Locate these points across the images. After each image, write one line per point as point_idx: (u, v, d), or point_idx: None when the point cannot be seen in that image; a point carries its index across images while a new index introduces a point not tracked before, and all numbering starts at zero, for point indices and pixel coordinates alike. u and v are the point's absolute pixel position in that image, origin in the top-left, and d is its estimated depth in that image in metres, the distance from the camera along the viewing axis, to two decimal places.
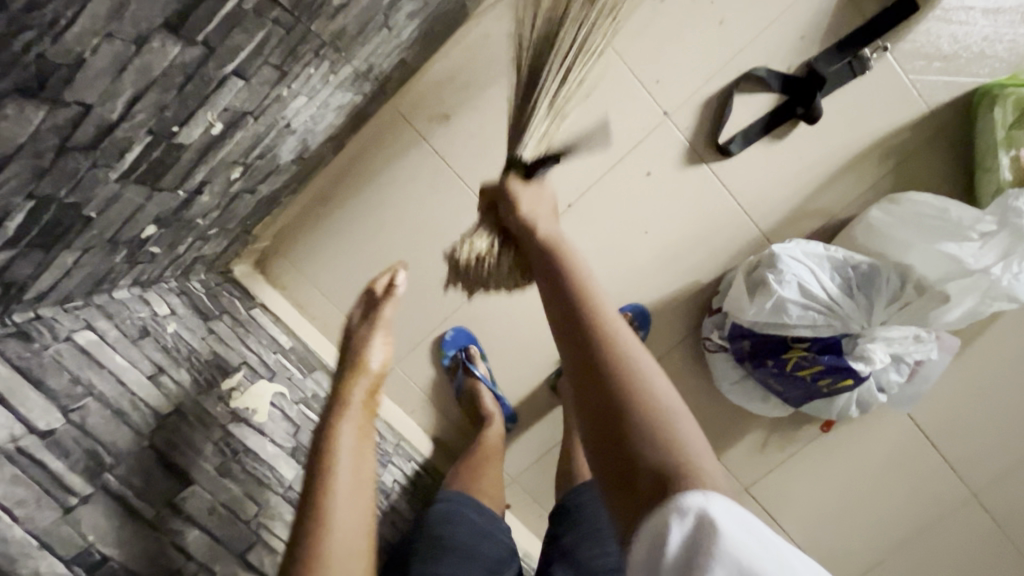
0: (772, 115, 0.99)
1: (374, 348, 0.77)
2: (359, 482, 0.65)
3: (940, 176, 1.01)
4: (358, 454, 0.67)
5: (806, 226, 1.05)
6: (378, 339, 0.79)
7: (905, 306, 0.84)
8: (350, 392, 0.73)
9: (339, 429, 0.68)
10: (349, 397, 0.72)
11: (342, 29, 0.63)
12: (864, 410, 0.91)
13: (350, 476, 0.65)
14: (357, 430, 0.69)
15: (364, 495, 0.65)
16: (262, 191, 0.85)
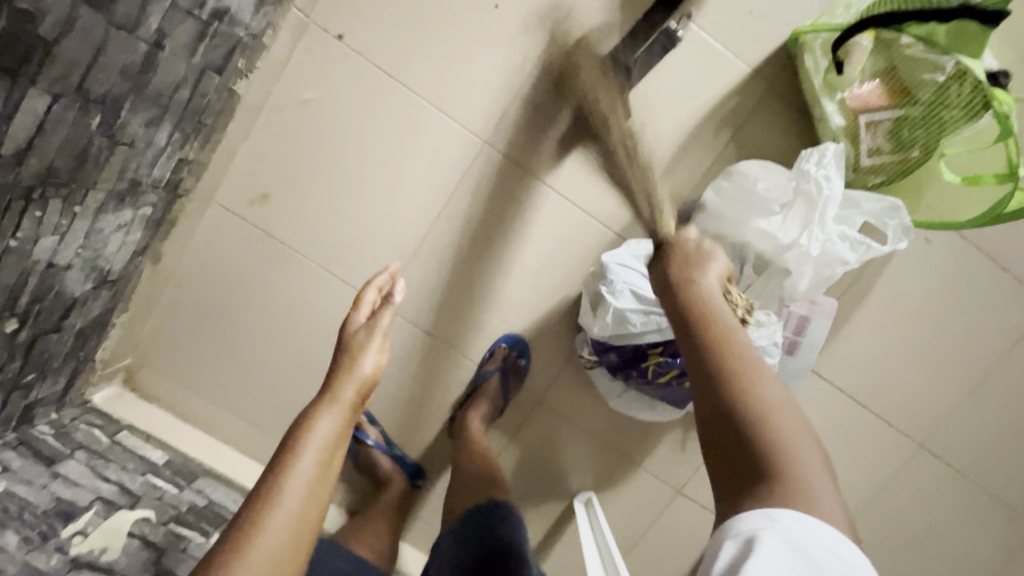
0: None
1: (368, 351, 0.81)
2: (329, 461, 0.73)
3: (778, 133, 0.96)
4: (330, 443, 0.74)
5: (660, 215, 1.00)
6: (373, 344, 0.82)
7: (744, 289, 0.79)
8: (341, 388, 0.78)
9: (314, 424, 0.74)
10: (339, 393, 0.78)
11: (49, 168, 0.62)
12: None
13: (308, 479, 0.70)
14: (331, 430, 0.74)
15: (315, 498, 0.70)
16: (75, 324, 0.83)
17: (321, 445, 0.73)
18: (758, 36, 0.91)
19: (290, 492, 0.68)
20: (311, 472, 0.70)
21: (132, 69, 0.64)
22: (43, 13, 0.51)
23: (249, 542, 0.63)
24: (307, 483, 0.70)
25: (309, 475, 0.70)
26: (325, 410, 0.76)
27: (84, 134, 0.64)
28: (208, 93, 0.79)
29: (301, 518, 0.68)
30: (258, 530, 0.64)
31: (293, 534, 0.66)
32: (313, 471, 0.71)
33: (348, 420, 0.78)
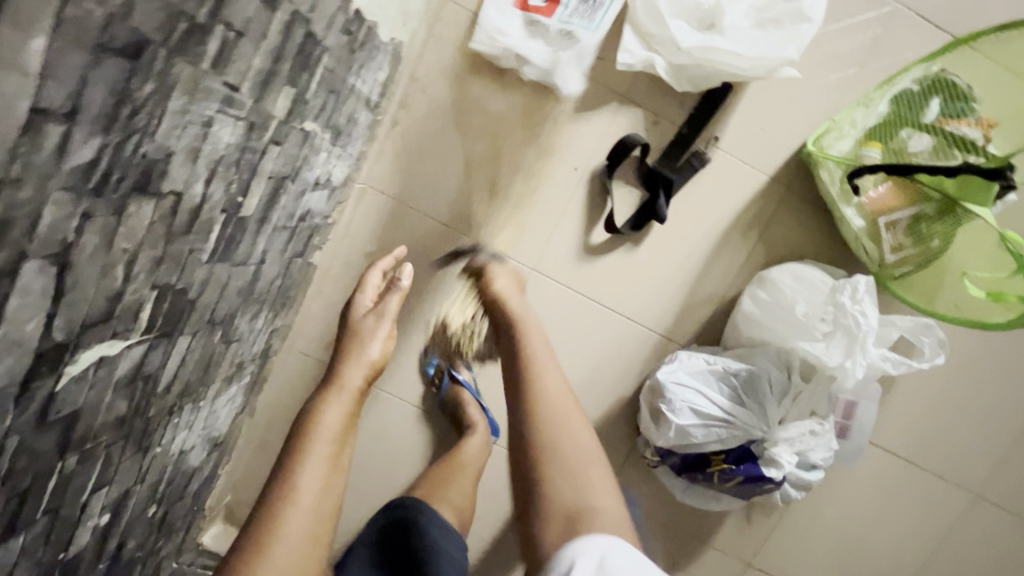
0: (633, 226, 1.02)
1: (373, 343, 0.96)
2: (340, 439, 0.91)
3: (805, 230, 1.03)
4: (340, 424, 0.91)
5: (703, 314, 1.07)
6: (378, 334, 0.97)
7: (795, 398, 0.85)
8: (347, 374, 0.94)
9: (326, 406, 0.92)
10: (344, 380, 0.94)
11: (186, 383, 0.72)
12: (789, 498, 0.89)
13: (317, 462, 0.86)
14: (340, 412, 0.91)
15: (333, 475, 0.88)
16: (194, 486, 0.93)
17: (333, 427, 0.90)
18: (772, 148, 1.00)
19: (308, 476, 0.84)
20: (325, 456, 0.87)
21: (244, 285, 0.75)
22: (191, 284, 0.61)
23: (269, 543, 0.78)
24: (320, 472, 0.86)
25: (324, 457, 0.87)
26: (333, 396, 0.93)
27: (209, 347, 0.74)
28: (293, 273, 0.90)
29: (322, 499, 0.85)
30: (284, 515, 0.81)
31: (316, 516, 0.83)
32: (329, 452, 0.88)
33: (354, 402, 0.94)
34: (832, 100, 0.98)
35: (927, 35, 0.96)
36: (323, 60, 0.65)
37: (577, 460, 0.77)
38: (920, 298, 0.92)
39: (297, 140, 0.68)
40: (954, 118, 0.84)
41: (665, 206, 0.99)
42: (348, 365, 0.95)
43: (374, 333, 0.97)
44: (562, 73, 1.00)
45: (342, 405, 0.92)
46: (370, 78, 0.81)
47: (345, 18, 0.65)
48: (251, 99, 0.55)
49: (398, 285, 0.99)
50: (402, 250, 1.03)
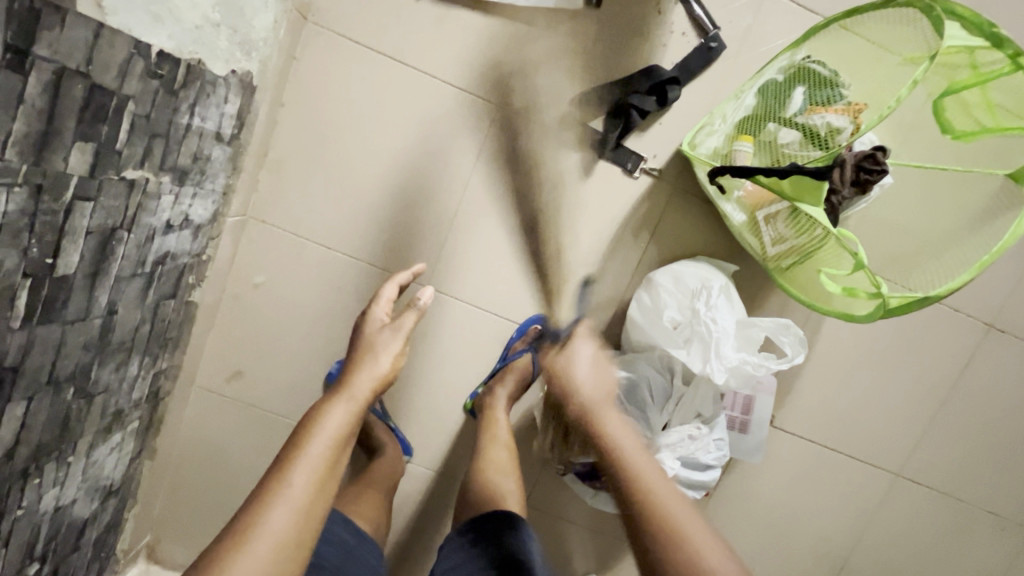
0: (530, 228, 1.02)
1: (388, 350, 0.89)
2: (342, 444, 0.78)
3: (695, 227, 1.02)
4: (342, 430, 0.79)
5: (603, 318, 1.06)
6: (394, 344, 0.91)
7: (677, 403, 0.86)
8: (357, 380, 0.84)
9: (331, 406, 0.81)
10: (355, 385, 0.84)
11: (39, 444, 0.71)
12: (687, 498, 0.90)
13: (321, 454, 0.74)
14: (346, 417, 0.80)
15: (329, 479, 0.75)
16: (91, 536, 0.92)
17: (337, 429, 0.78)
18: (652, 147, 0.98)
19: (301, 476, 0.71)
20: (322, 458, 0.74)
21: (92, 339, 0.73)
22: (5, 351, 0.60)
23: (252, 525, 0.66)
24: (317, 470, 0.73)
25: (322, 457, 0.74)
26: (341, 400, 0.82)
27: (63, 406, 0.73)
28: (168, 314, 0.89)
29: (314, 501, 0.72)
30: (266, 507, 0.68)
31: (304, 515, 0.70)
32: (326, 455, 0.75)
33: (360, 411, 0.82)
34: (708, 94, 0.96)
35: (797, 20, 0.94)
36: (128, 108, 0.63)
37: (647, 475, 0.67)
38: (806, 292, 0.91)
39: (118, 190, 0.66)
40: (822, 106, 0.84)
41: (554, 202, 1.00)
42: (361, 372, 0.85)
43: (388, 342, 0.90)
44: (431, 85, 0.96)
45: (349, 409, 0.81)
46: (212, 113, 0.79)
47: (146, 62, 0.63)
48: (25, 165, 0.53)
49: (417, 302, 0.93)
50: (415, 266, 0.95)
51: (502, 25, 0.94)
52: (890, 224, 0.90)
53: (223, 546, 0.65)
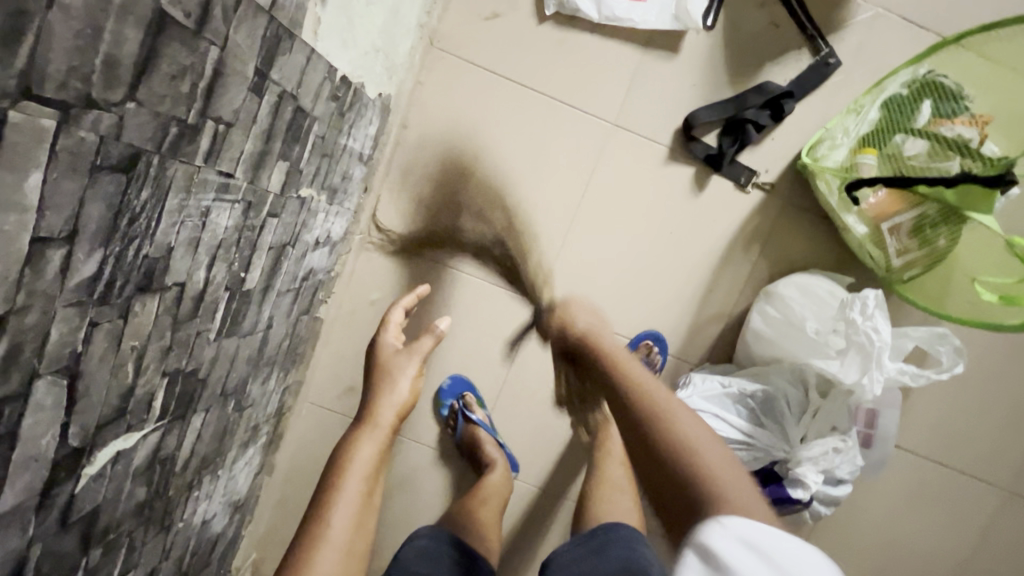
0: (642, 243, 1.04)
1: (405, 376, 0.89)
2: (372, 481, 0.79)
3: (806, 241, 1.03)
4: (374, 460, 0.80)
5: (713, 332, 1.06)
6: (410, 370, 0.91)
7: (815, 415, 0.84)
8: (380, 410, 0.85)
9: (360, 442, 0.81)
10: (378, 416, 0.85)
11: (203, 456, 0.72)
12: (819, 514, 0.88)
13: (359, 492, 0.76)
14: (373, 450, 0.81)
15: (366, 517, 0.75)
16: (218, 552, 0.92)
17: (367, 466, 0.79)
18: (766, 161, 1.00)
19: (341, 517, 0.72)
20: (358, 495, 0.76)
21: (252, 353, 0.75)
22: (200, 364, 0.62)
23: None
24: (355, 504, 0.75)
25: (348, 513, 0.73)
26: (366, 434, 0.83)
27: (224, 418, 0.74)
28: (301, 330, 0.91)
29: (355, 539, 0.72)
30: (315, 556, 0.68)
31: (349, 557, 0.70)
32: (361, 489, 0.77)
33: (388, 440, 0.84)
34: (821, 109, 0.98)
35: (911, 35, 0.96)
36: (314, 130, 0.66)
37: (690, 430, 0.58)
38: (928, 293, 0.91)
39: (295, 207, 0.69)
40: (949, 118, 0.85)
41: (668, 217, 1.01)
42: (383, 401, 0.86)
43: (404, 368, 0.91)
44: (549, 104, 0.99)
45: (379, 440, 0.82)
46: (361, 134, 0.82)
47: (332, 86, 0.66)
48: (246, 182, 0.56)
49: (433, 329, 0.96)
50: (422, 287, 0.98)
51: (620, 47, 0.98)
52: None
53: None
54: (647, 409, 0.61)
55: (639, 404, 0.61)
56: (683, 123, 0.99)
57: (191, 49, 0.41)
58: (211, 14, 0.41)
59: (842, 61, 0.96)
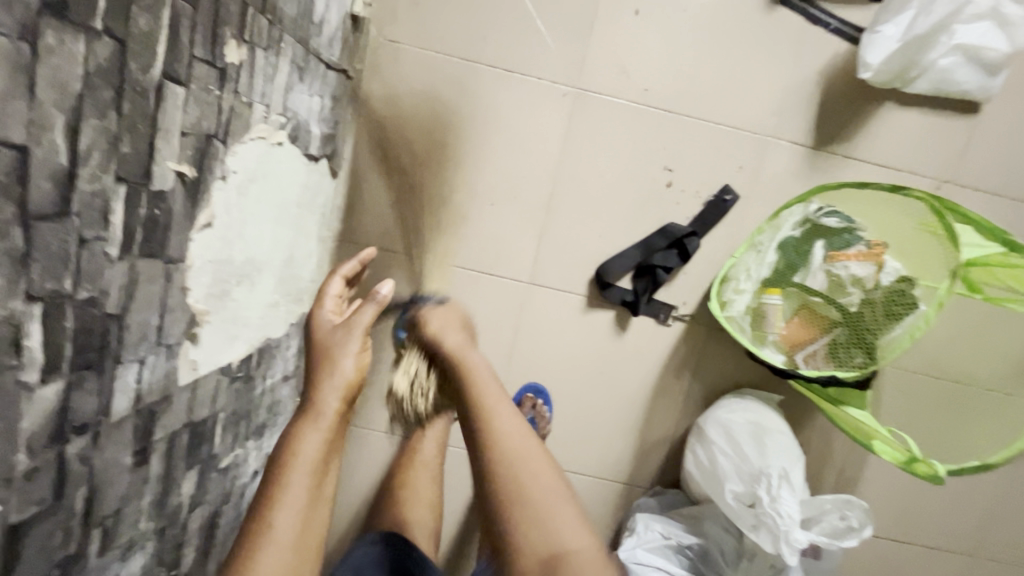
0: (575, 384, 1.06)
1: (346, 356, 0.76)
2: (321, 474, 0.73)
3: (733, 360, 1.05)
4: (320, 456, 0.73)
5: (659, 456, 1.09)
6: (352, 345, 0.78)
7: (751, 560, 0.86)
8: (322, 397, 0.74)
9: (302, 433, 0.73)
10: (321, 405, 0.74)
11: None
12: None
13: (303, 491, 0.70)
14: (316, 446, 0.72)
15: (317, 509, 0.72)
16: None
17: (313, 460, 0.72)
18: (682, 295, 1.02)
19: (285, 514, 0.69)
20: (306, 492, 0.71)
21: None
22: None
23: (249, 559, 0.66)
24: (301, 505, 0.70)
25: (292, 524, 0.69)
26: (309, 423, 0.73)
27: None
28: None
29: (304, 535, 0.70)
30: (257, 550, 0.66)
31: (295, 556, 0.68)
32: (308, 485, 0.71)
33: (338, 427, 0.75)
34: (727, 239, 1.00)
35: (803, 157, 0.98)
36: (220, 418, 0.70)
37: (563, 531, 0.62)
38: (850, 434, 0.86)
39: (217, 481, 0.74)
40: (843, 252, 0.88)
41: (594, 356, 1.05)
42: (323, 386, 0.75)
43: (347, 346, 0.77)
44: (464, 273, 1.02)
45: (323, 435, 0.73)
46: (279, 364, 0.86)
47: (229, 375, 0.70)
48: (152, 521, 0.60)
49: (374, 295, 0.80)
50: (365, 256, 0.87)
51: (524, 210, 1.00)
52: (933, 363, 0.93)
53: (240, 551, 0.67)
54: (511, 479, 0.65)
55: (506, 472, 0.65)
56: (596, 274, 1.01)
57: (54, 514, 0.45)
58: (68, 476, 0.45)
59: (738, 195, 0.99)
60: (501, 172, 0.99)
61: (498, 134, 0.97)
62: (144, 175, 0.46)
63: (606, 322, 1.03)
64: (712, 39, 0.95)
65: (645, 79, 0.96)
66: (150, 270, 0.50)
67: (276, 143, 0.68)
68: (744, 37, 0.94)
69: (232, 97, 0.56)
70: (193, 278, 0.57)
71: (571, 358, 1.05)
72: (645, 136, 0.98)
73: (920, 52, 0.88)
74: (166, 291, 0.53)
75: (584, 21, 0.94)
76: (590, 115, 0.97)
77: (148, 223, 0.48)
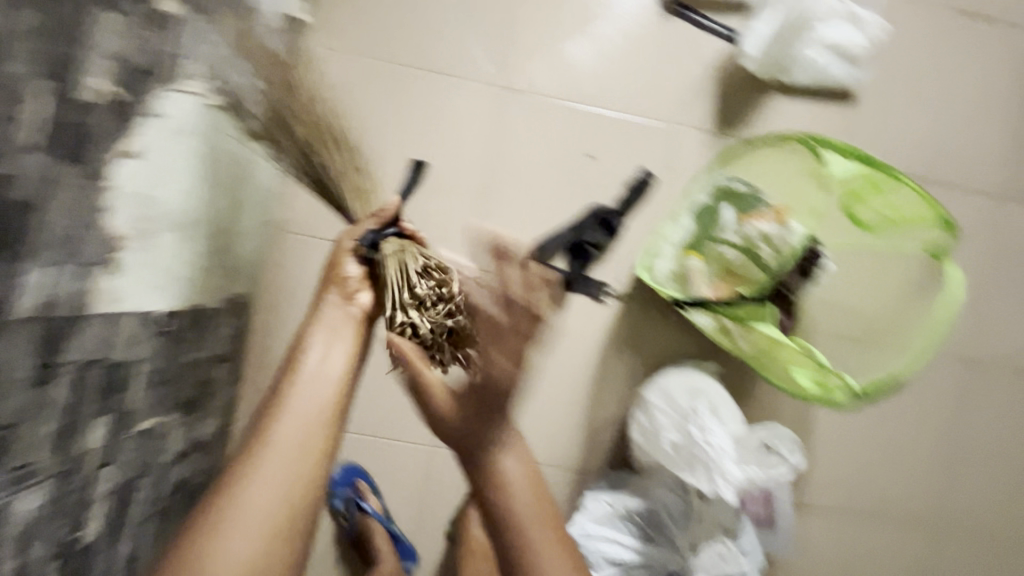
0: None
1: (345, 268, 0.77)
2: (328, 389, 0.70)
3: (671, 335, 1.08)
4: (327, 371, 0.71)
5: (609, 438, 1.08)
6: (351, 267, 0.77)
7: (698, 521, 0.86)
8: (327, 312, 0.75)
9: (306, 346, 0.73)
10: (322, 317, 0.75)
11: None
12: None
13: (308, 397, 0.68)
14: (318, 358, 0.71)
15: (317, 419, 0.68)
16: None
17: (315, 374, 0.70)
18: (615, 272, 1.08)
19: (289, 421, 0.66)
20: (308, 404, 0.68)
21: None
22: None
23: (256, 450, 0.65)
24: (301, 416, 0.67)
25: (301, 438, 0.66)
26: (314, 338, 0.74)
27: None
28: None
29: (307, 440, 0.66)
30: (261, 445, 0.65)
31: (297, 455, 0.65)
32: (313, 394, 0.69)
33: (348, 342, 0.74)
34: (651, 217, 1.08)
35: (710, 142, 1.09)
36: (139, 370, 0.69)
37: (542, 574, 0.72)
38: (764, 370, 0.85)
39: (134, 444, 0.71)
40: (750, 215, 0.95)
41: None
42: (328, 300, 0.76)
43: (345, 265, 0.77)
44: None
45: (331, 348, 0.72)
46: (213, 338, 0.86)
47: (152, 325, 0.70)
48: (52, 459, 0.57)
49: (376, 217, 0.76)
50: (392, 203, 0.75)
51: (462, 197, 1.07)
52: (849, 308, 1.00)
53: (248, 450, 0.66)
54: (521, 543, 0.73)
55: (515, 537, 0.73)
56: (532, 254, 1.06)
57: None
58: None
59: (656, 176, 1.07)
60: (439, 163, 1.06)
61: (433, 129, 1.06)
62: (68, 79, 0.51)
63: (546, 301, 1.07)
64: (618, 46, 1.08)
65: (563, 79, 1.08)
66: (68, 176, 0.53)
67: (212, 106, 0.74)
68: (647, 42, 1.08)
69: (164, 42, 0.62)
70: (116, 202, 0.59)
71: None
72: (567, 127, 1.07)
73: (792, 45, 1.03)
74: (86, 205, 0.55)
75: (506, 31, 1.07)
76: (516, 110, 1.07)
77: (70, 128, 0.52)
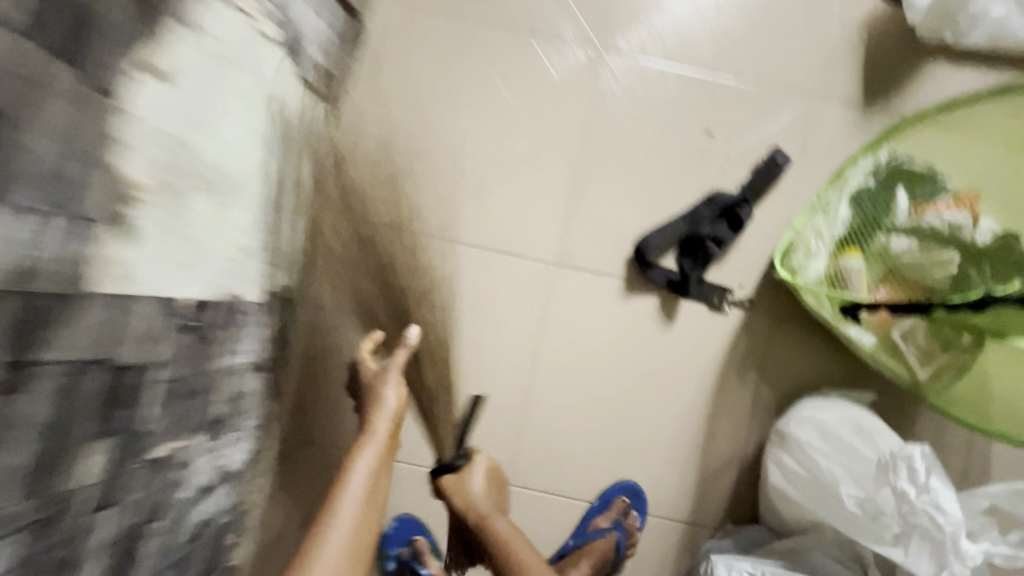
0: (617, 389, 0.87)
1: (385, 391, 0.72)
2: (373, 504, 0.67)
3: (807, 356, 0.87)
4: (369, 487, 0.67)
5: (728, 485, 0.86)
6: (389, 387, 0.72)
7: None
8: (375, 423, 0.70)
9: (355, 460, 0.68)
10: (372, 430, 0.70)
11: None
12: None
13: (354, 516, 0.64)
14: (368, 470, 0.67)
15: (363, 535, 0.65)
16: None
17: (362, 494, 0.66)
18: (737, 276, 0.87)
19: (336, 538, 0.62)
20: (354, 518, 0.64)
21: None
22: None
23: None
24: (344, 542, 0.62)
25: (343, 559, 0.61)
26: (364, 449, 0.69)
27: None
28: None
29: (353, 564, 0.62)
30: None
31: None
32: (359, 510, 0.65)
33: (389, 449, 0.71)
34: (782, 210, 0.87)
35: (857, 120, 0.88)
36: (152, 378, 0.52)
37: None
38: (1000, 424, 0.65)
39: (141, 479, 0.53)
40: (930, 203, 0.75)
41: (638, 353, 0.87)
42: (374, 413, 0.70)
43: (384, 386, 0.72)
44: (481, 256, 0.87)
45: (376, 457, 0.68)
46: (249, 342, 0.68)
47: (173, 318, 0.53)
48: None
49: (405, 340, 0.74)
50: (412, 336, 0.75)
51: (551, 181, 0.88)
52: None
53: None
54: None
55: None
56: (635, 251, 0.86)
57: None
58: None
59: (791, 160, 0.87)
60: (526, 139, 0.88)
61: (518, 100, 0.88)
62: None
63: (650, 311, 0.87)
64: (744, 3, 0.89)
65: (677, 42, 0.89)
66: None
67: None
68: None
69: None
70: None
71: (611, 357, 0.87)
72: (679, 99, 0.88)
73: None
74: None
75: None
76: (621, 77, 0.88)
77: None
